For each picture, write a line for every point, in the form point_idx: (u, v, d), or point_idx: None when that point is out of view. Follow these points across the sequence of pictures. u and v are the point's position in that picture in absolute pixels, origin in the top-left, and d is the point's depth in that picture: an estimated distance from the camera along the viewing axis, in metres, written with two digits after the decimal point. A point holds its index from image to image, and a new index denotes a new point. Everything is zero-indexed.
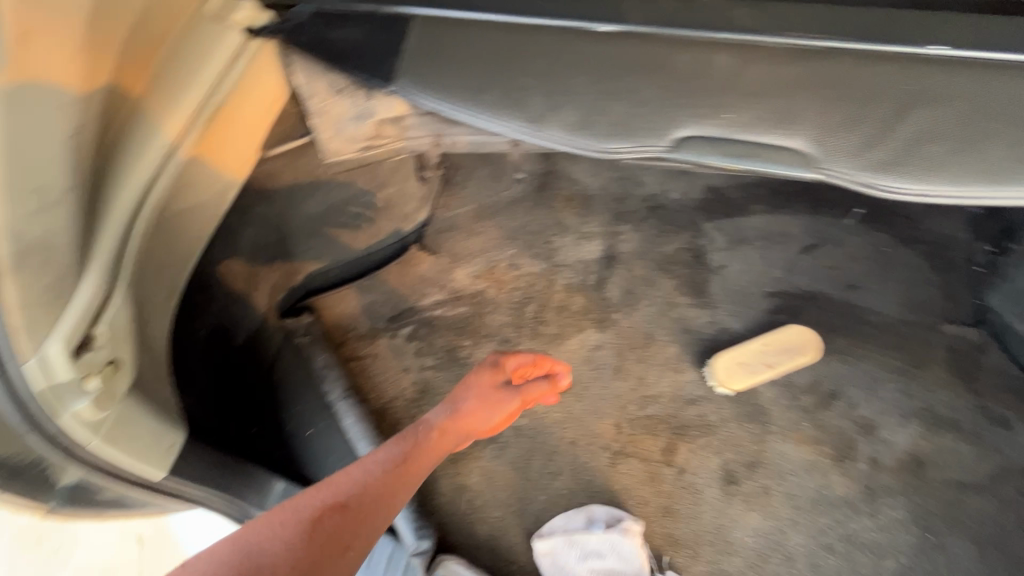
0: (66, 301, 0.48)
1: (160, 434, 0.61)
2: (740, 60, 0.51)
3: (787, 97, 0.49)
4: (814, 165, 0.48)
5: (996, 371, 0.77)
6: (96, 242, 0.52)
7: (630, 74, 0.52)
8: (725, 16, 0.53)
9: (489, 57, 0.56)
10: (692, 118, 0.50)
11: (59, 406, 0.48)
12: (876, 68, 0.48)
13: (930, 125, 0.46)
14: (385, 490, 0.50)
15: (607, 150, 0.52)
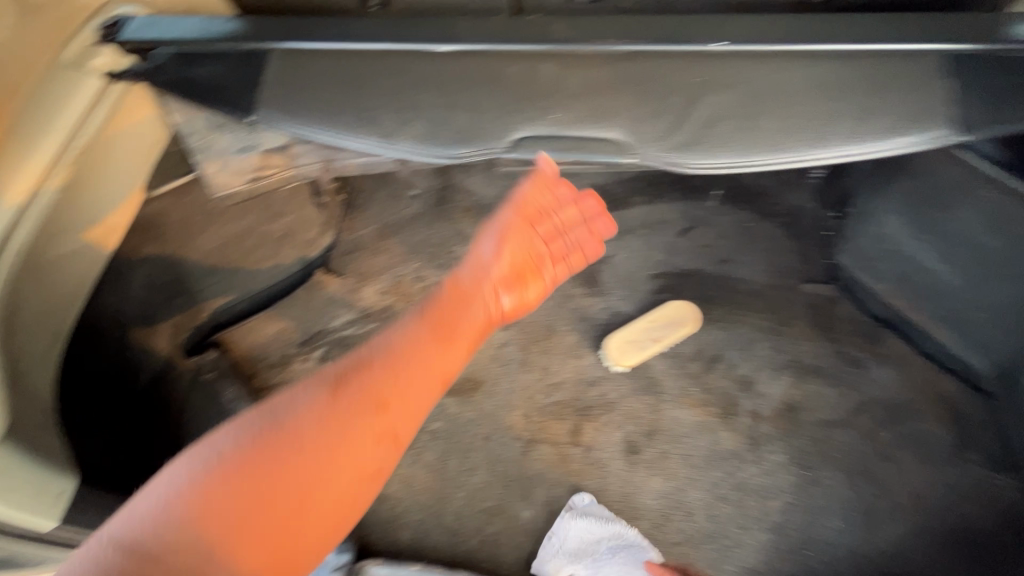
0: None
1: (48, 481, 0.61)
2: (563, 68, 0.58)
3: (601, 96, 0.57)
4: (630, 151, 0.56)
5: (848, 319, 0.88)
6: None
7: (469, 88, 0.59)
8: (547, 29, 0.60)
9: (343, 79, 0.61)
10: (526, 121, 0.57)
11: None
12: (671, 66, 0.57)
13: (717, 110, 0.55)
14: (412, 350, 0.53)
15: (454, 155, 0.58)
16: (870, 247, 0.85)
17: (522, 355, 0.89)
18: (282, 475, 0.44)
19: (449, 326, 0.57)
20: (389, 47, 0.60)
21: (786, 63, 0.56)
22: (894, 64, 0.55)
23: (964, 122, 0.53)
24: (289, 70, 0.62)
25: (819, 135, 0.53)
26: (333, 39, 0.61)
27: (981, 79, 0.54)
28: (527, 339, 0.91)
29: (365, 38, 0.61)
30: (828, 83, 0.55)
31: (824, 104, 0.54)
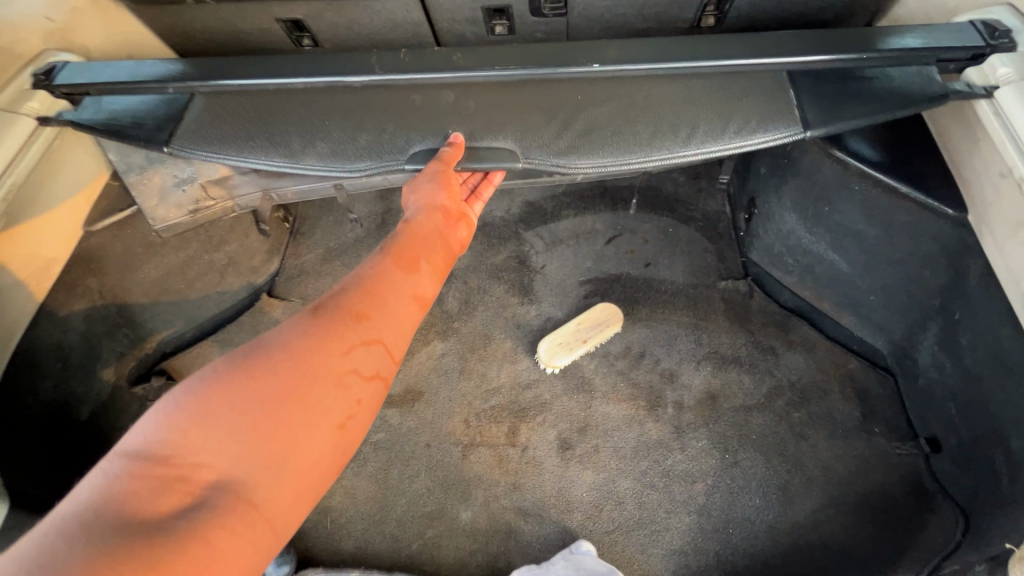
0: None
1: None
2: (457, 95, 0.66)
3: (492, 114, 0.65)
4: (524, 158, 0.65)
5: (763, 310, 0.94)
6: None
7: (373, 114, 0.67)
8: (446, 58, 0.65)
9: (255, 108, 0.68)
10: (424, 137, 0.65)
11: None
12: (554, 85, 0.66)
13: (595, 121, 0.65)
14: (381, 275, 0.49)
15: (355, 169, 0.66)
16: (777, 243, 0.92)
17: (460, 364, 0.93)
18: (279, 375, 0.39)
19: (413, 254, 0.52)
20: (305, 82, 0.65)
21: (650, 81, 0.65)
22: (738, 79, 0.65)
23: (802, 122, 0.63)
24: (207, 105, 0.68)
25: (675, 140, 0.64)
26: (250, 73, 0.67)
27: (810, 90, 0.64)
28: (465, 348, 0.95)
29: (279, 73, 0.66)
30: (684, 97, 0.65)
31: (681, 114, 0.64)
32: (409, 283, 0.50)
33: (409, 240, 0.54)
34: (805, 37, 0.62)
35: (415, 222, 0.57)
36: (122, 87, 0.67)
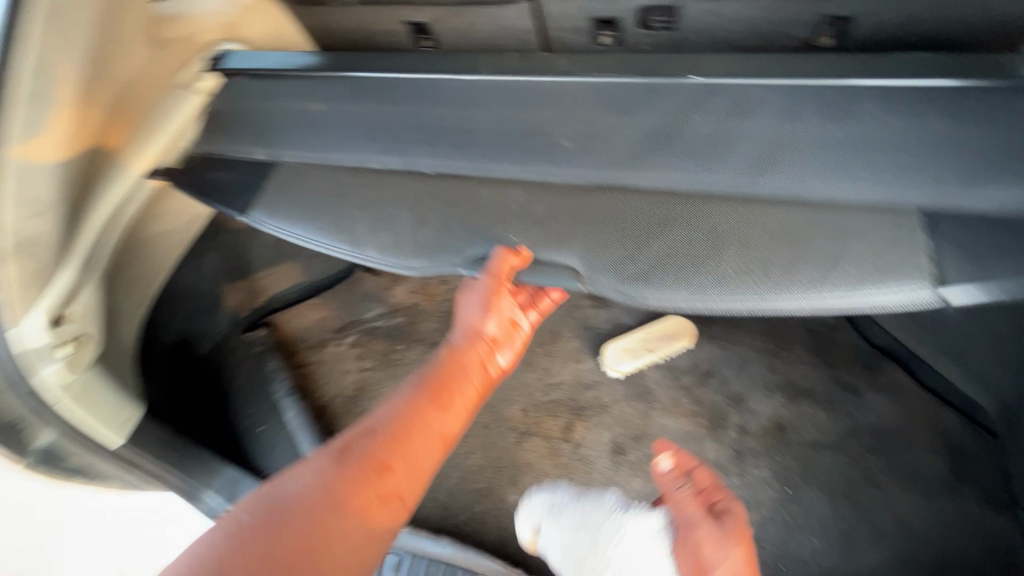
0: (46, 285, 0.63)
1: (119, 409, 0.75)
2: (529, 193, 0.66)
3: (562, 225, 0.63)
4: (586, 281, 0.61)
5: (849, 347, 0.89)
6: (74, 244, 0.68)
7: (439, 207, 0.68)
8: (535, 150, 0.66)
9: (335, 188, 0.72)
10: (484, 243, 0.65)
11: (36, 369, 0.62)
12: (631, 201, 0.62)
13: (668, 251, 0.59)
14: (413, 416, 0.50)
15: (409, 266, 0.67)
16: None
17: (526, 356, 0.97)
18: (293, 533, 0.42)
19: (446, 391, 0.53)
20: (383, 163, 0.71)
21: (744, 208, 0.58)
22: (856, 214, 0.55)
23: (928, 279, 0.52)
24: (296, 180, 0.74)
25: (762, 288, 0.56)
26: (348, 138, 0.72)
27: (947, 231, 0.53)
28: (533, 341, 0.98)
29: (375, 146, 0.71)
30: (781, 231, 0.56)
31: (776, 251, 0.56)
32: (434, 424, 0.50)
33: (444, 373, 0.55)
34: (922, 63, 0.59)
35: (456, 350, 0.58)
36: (228, 150, 0.77)
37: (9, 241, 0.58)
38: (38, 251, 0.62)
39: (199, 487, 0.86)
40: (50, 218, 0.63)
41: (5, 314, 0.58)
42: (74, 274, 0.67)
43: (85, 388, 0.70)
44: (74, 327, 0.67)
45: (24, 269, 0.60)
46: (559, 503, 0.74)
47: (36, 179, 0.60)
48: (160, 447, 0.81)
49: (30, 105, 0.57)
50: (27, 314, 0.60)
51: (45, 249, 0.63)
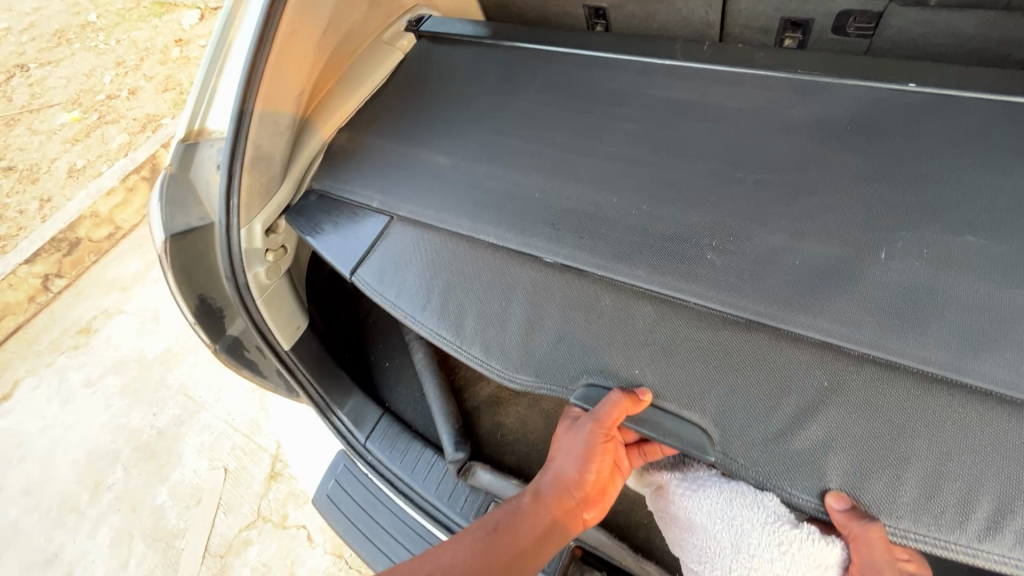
0: (268, 197, 0.74)
1: (295, 316, 0.85)
2: (660, 311, 0.61)
3: (691, 371, 0.57)
4: (716, 448, 0.54)
5: None
6: (292, 165, 0.77)
7: (556, 313, 0.64)
8: (672, 259, 0.62)
9: (445, 268, 0.69)
10: (598, 369, 0.60)
11: (250, 265, 0.74)
12: (784, 365, 0.55)
13: (816, 443, 0.51)
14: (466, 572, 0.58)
15: (510, 374, 0.63)
16: None
17: None
18: None
19: (514, 554, 0.60)
20: (501, 239, 0.68)
21: (927, 403, 0.50)
22: None
23: None
24: (406, 249, 0.71)
25: (936, 523, 0.47)
26: (476, 203, 0.71)
27: None
28: None
29: (500, 223, 0.69)
30: (971, 453, 0.48)
31: (963, 478, 0.47)
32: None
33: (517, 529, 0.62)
34: None
35: (539, 499, 0.64)
36: (351, 194, 0.76)
37: (250, 151, 0.68)
38: (267, 165, 0.72)
39: (333, 404, 0.94)
40: (279, 138, 0.72)
41: (237, 213, 0.70)
42: (287, 192, 0.77)
43: (275, 291, 0.80)
44: (280, 238, 0.78)
45: (255, 179, 0.70)
46: (698, 485, 0.65)
47: (273, 96, 0.69)
48: (311, 360, 0.91)
49: (284, 26, 0.65)
50: (250, 218, 0.72)
51: (273, 165, 0.73)
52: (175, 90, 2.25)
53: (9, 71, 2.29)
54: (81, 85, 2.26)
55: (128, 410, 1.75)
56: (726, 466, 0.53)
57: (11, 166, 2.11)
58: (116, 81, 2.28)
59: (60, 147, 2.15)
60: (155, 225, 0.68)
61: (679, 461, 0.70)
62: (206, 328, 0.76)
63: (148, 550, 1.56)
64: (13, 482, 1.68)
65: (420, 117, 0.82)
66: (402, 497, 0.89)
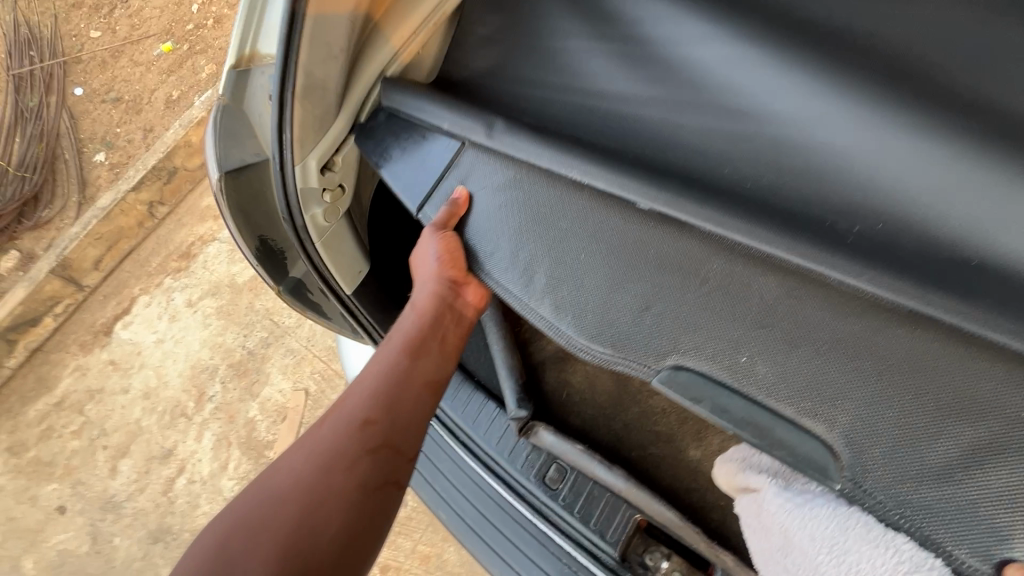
0: (322, 132, 0.67)
1: (356, 260, 0.80)
2: (784, 292, 0.49)
3: (822, 368, 0.47)
4: (848, 472, 0.45)
5: None
6: (347, 97, 0.68)
7: (649, 275, 0.54)
8: (807, 229, 0.51)
9: (522, 206, 0.60)
10: (691, 350, 0.50)
11: (306, 206, 0.69)
12: (957, 384, 0.44)
13: (990, 499, 0.41)
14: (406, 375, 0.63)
15: (585, 346, 0.54)
16: None
17: None
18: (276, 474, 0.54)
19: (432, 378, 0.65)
20: (588, 177, 0.57)
21: None
22: None
23: None
24: (476, 183, 0.63)
25: None
26: (563, 143, 0.60)
27: None
28: None
29: (589, 162, 0.58)
30: None
31: None
32: (411, 381, 0.63)
33: (383, 348, 0.66)
34: None
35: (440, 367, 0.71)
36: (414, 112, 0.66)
37: (297, 81, 0.60)
38: (318, 96, 0.64)
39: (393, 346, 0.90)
40: (332, 68, 0.64)
41: (290, 150, 0.63)
42: (344, 127, 0.69)
43: (335, 234, 0.75)
44: (337, 176, 0.71)
45: (307, 112, 0.63)
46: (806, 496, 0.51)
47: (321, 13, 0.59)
48: (370, 302, 0.86)
49: None
50: (303, 154, 0.65)
51: (327, 96, 0.65)
52: None
53: (110, 2, 2.27)
54: (172, 13, 2.26)
55: (223, 330, 1.89)
56: (856, 496, 0.45)
57: (121, 97, 2.15)
58: (202, 9, 2.25)
59: (158, 77, 2.17)
60: (211, 158, 0.65)
61: (782, 471, 0.55)
62: (270, 270, 0.74)
63: (243, 456, 1.73)
64: (134, 386, 1.86)
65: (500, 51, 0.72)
66: (463, 449, 0.86)
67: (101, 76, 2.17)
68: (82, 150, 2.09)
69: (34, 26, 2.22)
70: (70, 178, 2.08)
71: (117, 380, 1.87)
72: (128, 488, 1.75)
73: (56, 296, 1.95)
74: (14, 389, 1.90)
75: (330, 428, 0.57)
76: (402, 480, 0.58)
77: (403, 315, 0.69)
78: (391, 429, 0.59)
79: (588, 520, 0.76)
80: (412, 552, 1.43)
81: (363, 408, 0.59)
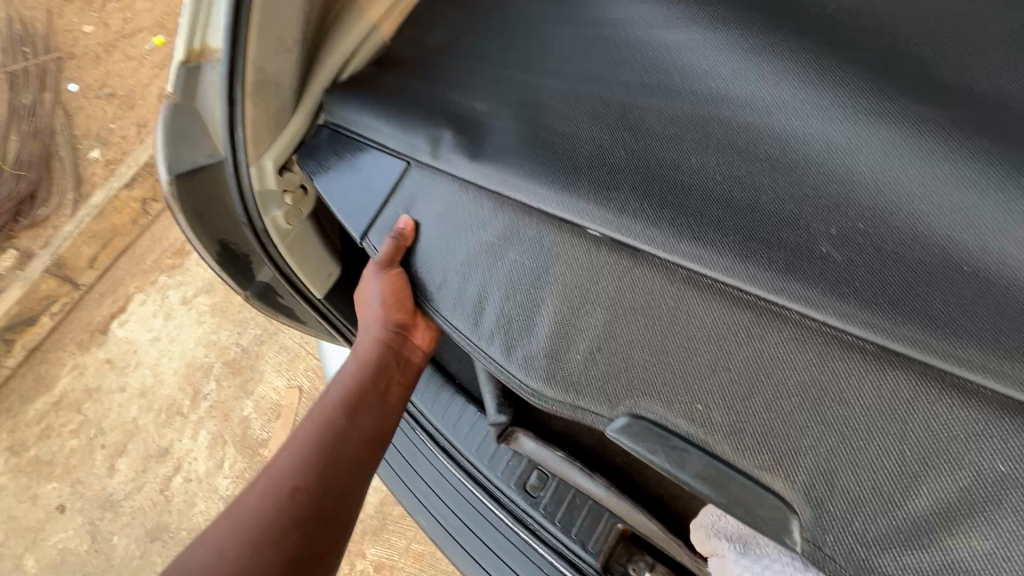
0: (279, 130, 0.63)
1: (324, 263, 0.76)
2: (744, 327, 0.42)
3: (780, 417, 0.40)
4: (805, 532, 0.38)
5: None
6: (307, 90, 0.65)
7: (597, 313, 0.47)
8: (777, 246, 0.43)
9: (465, 235, 0.55)
10: (644, 395, 0.44)
11: (265, 210, 0.65)
12: (926, 434, 0.36)
13: (969, 562, 0.35)
14: (343, 430, 0.60)
15: (540, 395, 0.49)
16: None
17: None
18: (194, 550, 0.51)
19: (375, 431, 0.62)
20: (533, 199, 0.51)
21: None
22: None
23: None
24: (421, 209, 0.58)
25: None
26: (512, 154, 0.53)
27: None
28: None
29: (535, 175, 0.51)
30: None
31: None
32: (347, 437, 0.60)
33: (323, 400, 0.63)
34: None
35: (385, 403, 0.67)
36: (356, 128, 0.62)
37: (246, 76, 0.57)
38: (273, 91, 0.60)
39: None
40: (288, 60, 0.60)
41: (242, 152, 0.60)
42: (305, 121, 0.65)
43: (300, 237, 0.71)
44: (297, 176, 0.67)
45: (260, 110, 0.60)
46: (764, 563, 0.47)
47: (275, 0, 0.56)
48: (343, 303, 0.83)
49: None
50: (258, 155, 0.62)
51: (282, 91, 0.61)
52: None
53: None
54: (165, 7, 2.22)
55: (218, 328, 1.88)
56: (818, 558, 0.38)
57: (113, 92, 2.11)
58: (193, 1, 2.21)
59: (150, 72, 2.13)
60: (156, 162, 0.60)
61: (741, 535, 0.51)
62: (233, 275, 0.72)
63: (239, 455, 1.72)
64: (131, 384, 1.85)
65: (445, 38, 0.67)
66: (443, 454, 0.84)
67: (94, 70, 2.14)
68: (76, 147, 2.06)
69: (27, 22, 2.17)
70: (64, 175, 2.05)
71: (114, 379, 1.86)
72: (126, 487, 1.74)
73: (53, 294, 1.93)
74: (13, 389, 1.89)
75: (257, 495, 0.54)
76: (333, 554, 0.55)
77: (347, 361, 0.66)
78: (324, 495, 0.55)
79: (569, 530, 0.73)
80: (407, 551, 1.42)
81: (294, 470, 0.56)
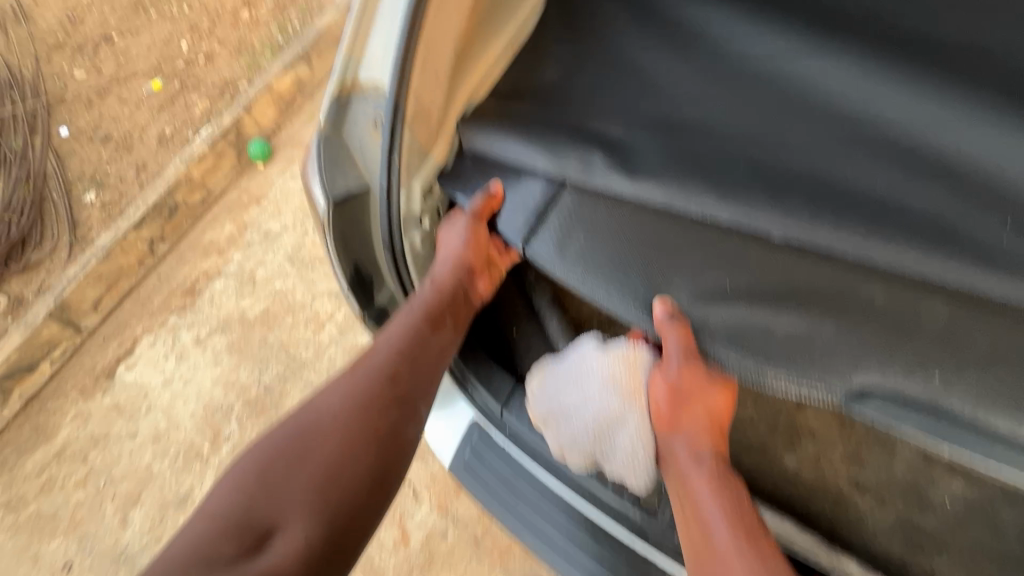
0: (427, 156, 0.68)
1: None
2: (948, 305, 0.51)
3: (990, 372, 0.49)
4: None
5: None
6: (444, 122, 0.69)
7: (810, 303, 0.54)
8: (949, 240, 0.52)
9: (643, 238, 0.60)
10: (875, 369, 0.51)
11: (407, 231, 0.71)
12: None
13: None
14: (410, 351, 0.68)
15: (768, 383, 0.54)
16: None
17: None
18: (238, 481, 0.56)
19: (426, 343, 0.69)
20: (710, 212, 0.58)
21: None
22: None
23: None
24: (584, 220, 0.62)
25: None
26: (673, 173, 0.60)
27: None
28: None
29: (709, 192, 0.58)
30: None
31: None
32: (413, 341, 0.69)
33: (409, 317, 0.70)
34: None
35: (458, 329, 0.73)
36: (504, 151, 0.67)
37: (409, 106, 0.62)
38: (424, 121, 0.65)
39: (466, 373, 0.89)
40: (435, 93, 0.65)
41: (397, 175, 0.64)
42: (443, 151, 0.70)
43: (429, 259, 0.78)
44: (435, 200, 0.73)
45: (413, 137, 0.64)
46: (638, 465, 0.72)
47: (433, 47, 0.61)
48: None
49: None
50: (408, 179, 0.66)
51: (430, 120, 0.66)
52: (278, 24, 1.83)
53: (92, 40, 1.73)
54: (161, 49, 1.78)
55: (236, 366, 1.50)
56: None
57: (107, 135, 1.67)
58: (225, 27, 1.81)
59: (148, 113, 1.71)
60: (316, 187, 0.64)
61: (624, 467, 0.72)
62: (362, 297, 0.73)
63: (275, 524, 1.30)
64: (143, 430, 1.46)
65: (560, 74, 0.72)
66: (549, 472, 0.82)
67: (87, 111, 1.68)
68: (68, 190, 1.63)
69: (15, 69, 1.69)
70: (59, 221, 1.61)
71: (123, 425, 1.47)
72: (144, 537, 1.39)
73: (54, 342, 1.53)
74: (7, 440, 1.49)
75: (330, 404, 0.63)
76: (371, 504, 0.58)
77: (423, 288, 0.74)
78: (355, 424, 0.61)
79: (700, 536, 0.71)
80: None
81: (324, 407, 0.62)
